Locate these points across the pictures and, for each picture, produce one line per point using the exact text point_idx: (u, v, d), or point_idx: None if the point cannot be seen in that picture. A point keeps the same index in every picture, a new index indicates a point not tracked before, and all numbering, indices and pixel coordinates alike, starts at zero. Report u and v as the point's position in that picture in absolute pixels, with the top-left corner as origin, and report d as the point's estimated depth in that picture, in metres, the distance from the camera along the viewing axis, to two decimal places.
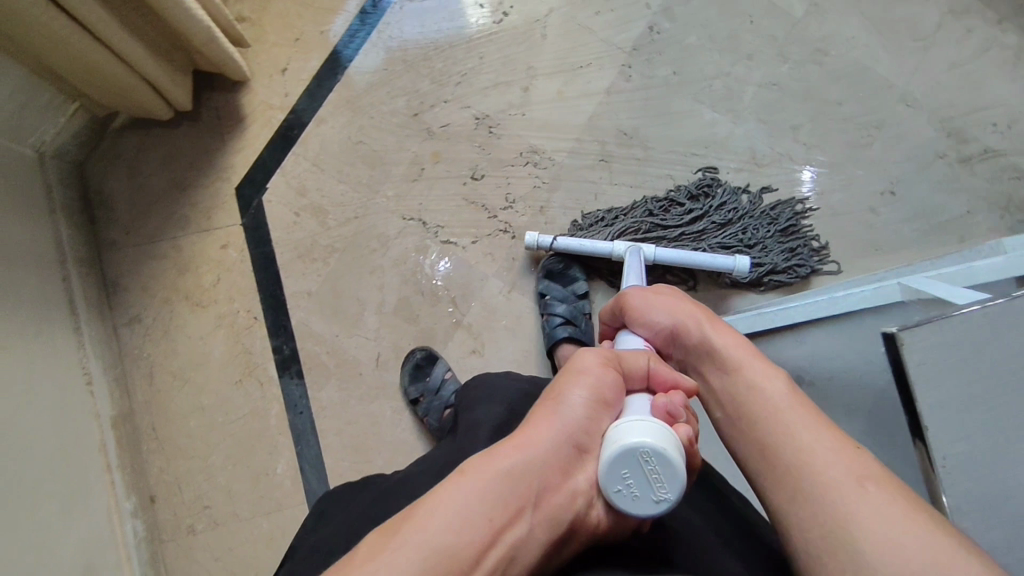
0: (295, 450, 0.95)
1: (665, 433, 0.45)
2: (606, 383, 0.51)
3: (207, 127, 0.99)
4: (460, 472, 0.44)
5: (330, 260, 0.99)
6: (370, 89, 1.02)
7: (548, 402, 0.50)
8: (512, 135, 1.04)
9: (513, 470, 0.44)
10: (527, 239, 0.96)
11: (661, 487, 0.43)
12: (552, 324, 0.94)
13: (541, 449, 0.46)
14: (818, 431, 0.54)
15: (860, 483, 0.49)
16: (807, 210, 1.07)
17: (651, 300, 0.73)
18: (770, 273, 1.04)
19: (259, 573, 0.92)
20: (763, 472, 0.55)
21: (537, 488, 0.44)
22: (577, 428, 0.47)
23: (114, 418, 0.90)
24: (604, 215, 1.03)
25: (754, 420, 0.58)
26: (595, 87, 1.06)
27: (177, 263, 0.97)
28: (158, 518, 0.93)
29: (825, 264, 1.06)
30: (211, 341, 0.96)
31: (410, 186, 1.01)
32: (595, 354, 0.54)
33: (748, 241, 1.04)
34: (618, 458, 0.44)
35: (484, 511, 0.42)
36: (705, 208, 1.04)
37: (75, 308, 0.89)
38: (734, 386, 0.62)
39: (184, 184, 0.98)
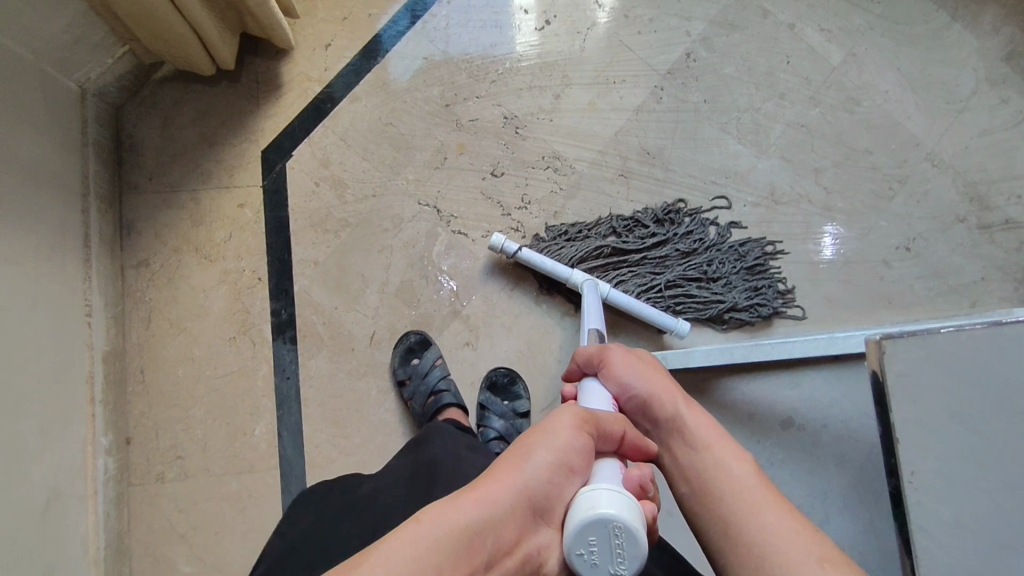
0: (276, 415, 0.95)
1: (635, 510, 0.47)
2: (575, 447, 0.53)
3: (245, 90, 1.01)
4: (416, 518, 0.45)
5: (341, 234, 1.00)
6: (407, 76, 1.04)
7: (516, 456, 0.51)
8: (537, 138, 1.05)
9: (470, 526, 0.45)
10: (493, 241, 0.96)
11: (621, 562, 0.46)
12: (485, 438, 0.96)
13: (501, 507, 0.47)
14: (783, 513, 0.58)
15: (820, 564, 0.52)
16: (778, 252, 1.07)
17: (630, 362, 0.76)
18: (730, 310, 1.04)
19: (221, 530, 0.92)
20: (725, 544, 0.59)
21: (490, 547, 0.45)
22: (539, 491, 0.49)
23: (106, 353, 0.91)
24: (569, 229, 1.04)
25: (721, 498, 0.61)
26: (626, 104, 1.08)
27: (193, 215, 0.98)
28: (131, 460, 0.93)
29: (789, 308, 1.06)
30: (212, 294, 0.97)
31: (431, 173, 1.02)
32: (570, 413, 0.56)
33: (711, 274, 1.05)
34: (588, 523, 0.46)
35: (434, 561, 0.42)
36: (672, 235, 1.05)
37: (88, 238, 0.91)
38: (703, 463, 0.65)
39: (213, 140, 1.00)
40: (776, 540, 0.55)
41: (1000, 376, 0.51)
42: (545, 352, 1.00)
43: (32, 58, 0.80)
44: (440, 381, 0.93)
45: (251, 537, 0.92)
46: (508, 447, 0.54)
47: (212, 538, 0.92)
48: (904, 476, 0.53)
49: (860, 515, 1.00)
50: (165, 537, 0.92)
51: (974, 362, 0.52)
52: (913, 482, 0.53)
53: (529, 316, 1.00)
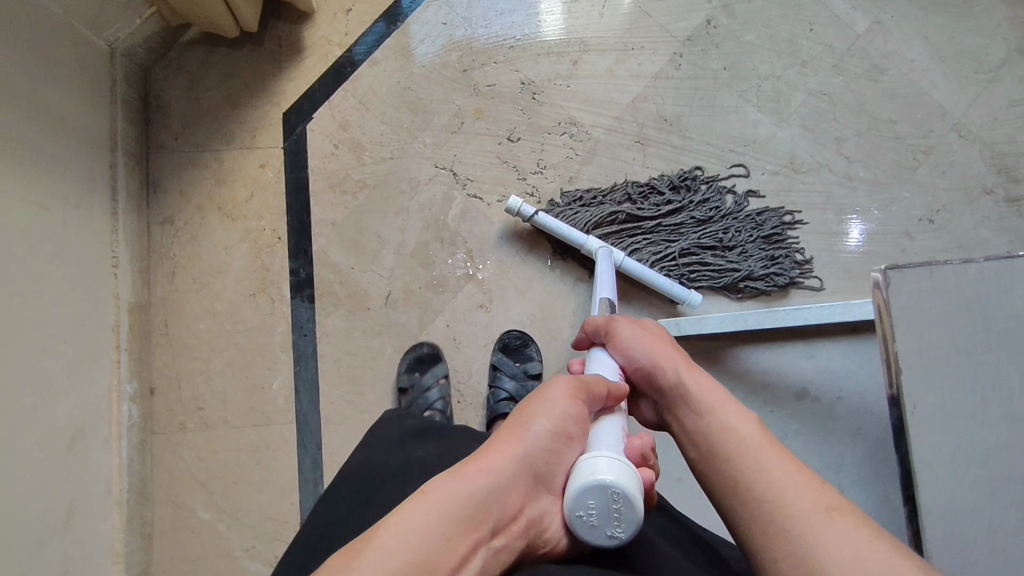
0: (293, 370, 0.98)
1: (634, 477, 0.50)
2: (571, 416, 0.56)
3: (268, 53, 1.03)
4: (424, 491, 0.50)
5: (359, 195, 1.02)
6: (425, 43, 1.05)
7: (515, 428, 0.55)
8: (554, 104, 1.06)
9: (475, 495, 0.50)
10: (509, 203, 0.96)
11: (618, 526, 0.49)
12: (496, 398, 0.95)
13: (504, 476, 0.52)
14: (789, 472, 0.57)
15: (828, 513, 0.53)
16: (796, 221, 1.06)
17: (635, 332, 0.75)
18: (745, 279, 1.03)
19: (238, 481, 0.95)
20: (737, 503, 0.58)
21: (496, 513, 0.50)
22: (538, 458, 0.53)
23: (132, 305, 0.94)
24: (583, 195, 1.04)
25: (729, 459, 0.61)
26: (643, 71, 1.07)
27: (216, 173, 1.01)
28: (154, 409, 0.96)
29: (806, 278, 1.05)
30: (234, 252, 0.99)
31: (448, 137, 1.04)
32: (564, 383, 0.59)
33: (727, 242, 1.04)
34: (589, 489, 0.49)
35: (445, 529, 0.47)
36: (688, 203, 1.04)
37: (116, 193, 0.94)
38: (708, 427, 0.64)
39: (237, 102, 1.02)
40: (784, 493, 0.56)
41: (992, 317, 0.56)
42: (558, 316, 1.00)
43: (63, 15, 0.83)
44: (438, 401, 0.94)
45: (267, 487, 0.95)
46: (507, 420, 0.58)
47: (230, 487, 0.95)
48: (908, 409, 0.57)
49: (873, 487, 1.00)
50: (186, 485, 0.95)
51: (971, 301, 0.56)
52: (915, 414, 0.57)
53: (542, 280, 1.01)
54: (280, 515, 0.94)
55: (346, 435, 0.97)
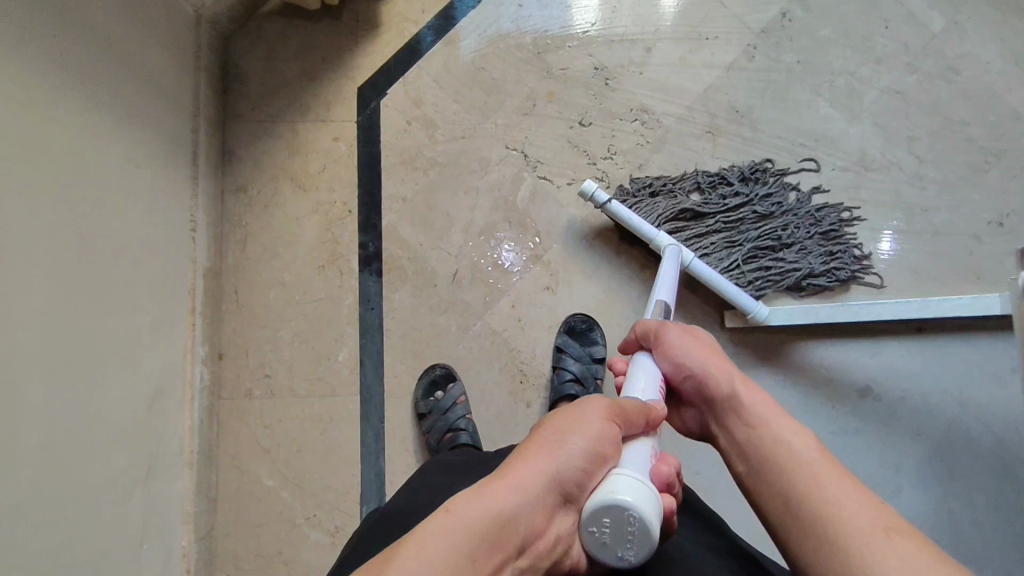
0: (359, 343, 0.98)
1: (652, 501, 0.49)
2: (607, 437, 0.53)
3: (345, 28, 1.04)
4: (449, 508, 0.47)
5: (429, 172, 1.02)
6: (501, 26, 1.05)
7: (548, 444, 0.52)
8: (625, 90, 1.05)
9: (503, 514, 0.47)
10: (584, 187, 0.95)
11: (628, 548, 0.48)
12: (561, 379, 0.94)
13: (533, 496, 0.48)
14: (851, 492, 0.55)
15: (886, 534, 0.51)
16: (853, 218, 1.04)
17: (686, 339, 0.73)
18: (806, 277, 0.99)
19: (302, 450, 0.96)
20: (792, 521, 0.56)
21: (522, 535, 0.47)
22: (569, 478, 0.50)
23: (206, 270, 0.96)
24: (654, 181, 1.03)
25: (784, 472, 0.59)
26: (716, 61, 1.07)
27: (291, 145, 1.02)
28: (223, 373, 0.98)
29: (867, 274, 1.02)
30: (305, 223, 1.01)
31: (519, 119, 1.04)
32: (601, 404, 0.56)
33: (787, 239, 1.00)
34: (605, 505, 0.48)
35: (468, 551, 0.44)
36: (749, 197, 1.01)
37: (196, 158, 0.95)
38: (760, 442, 0.63)
39: (314, 75, 1.03)
40: (842, 511, 0.53)
41: None
42: (621, 303, 1.00)
43: None
44: (460, 419, 0.93)
45: (330, 457, 0.96)
46: (536, 435, 0.54)
47: (294, 456, 0.96)
48: None
49: (931, 490, 0.99)
50: (251, 451, 0.96)
51: None
52: None
53: (607, 266, 1.01)
54: (341, 486, 0.95)
55: (409, 410, 0.97)
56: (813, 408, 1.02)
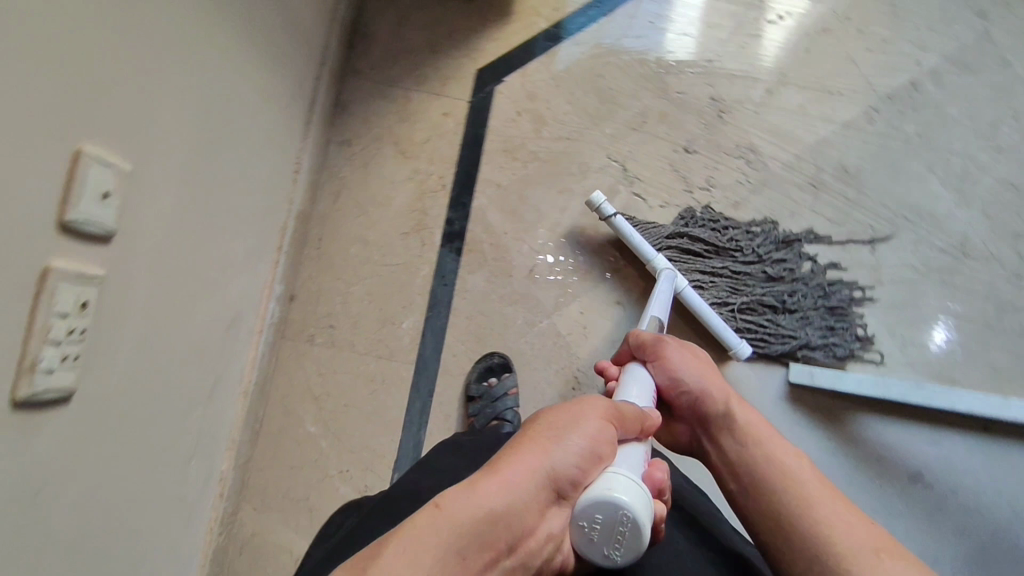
0: (425, 314, 1.00)
1: (646, 504, 0.46)
2: (604, 435, 0.49)
3: (478, 10, 1.07)
4: (437, 505, 0.42)
5: (528, 166, 1.03)
6: (623, 43, 1.07)
7: (544, 440, 0.47)
8: (737, 126, 1.05)
9: (494, 511, 0.41)
10: (593, 198, 0.95)
11: (616, 548, 0.46)
12: None
13: (527, 494, 0.43)
14: (842, 517, 0.56)
15: (876, 554, 0.52)
16: (866, 298, 1.00)
17: (685, 355, 0.73)
18: (802, 348, 0.98)
19: (349, 405, 0.98)
20: (780, 545, 0.58)
21: (514, 534, 0.42)
22: (564, 474, 0.46)
23: (299, 212, 0.99)
24: (721, 221, 1.01)
25: (772, 494, 0.61)
26: (835, 116, 1.06)
27: (401, 111, 1.04)
28: (290, 314, 1.00)
29: (866, 352, 0.99)
30: (398, 189, 1.03)
31: (627, 132, 1.04)
32: (599, 403, 0.52)
33: (790, 305, 0.98)
34: (599, 502, 0.45)
35: (456, 554, 0.40)
36: (762, 256, 1.00)
37: (313, 105, 0.98)
38: (753, 460, 0.65)
39: (438, 49, 1.06)
40: (835, 531, 0.55)
41: None
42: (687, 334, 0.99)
43: None
44: (507, 411, 0.93)
45: (374, 418, 0.98)
46: (530, 431, 0.48)
47: (341, 408, 0.98)
48: None
49: None
50: (301, 394, 0.98)
51: None
52: None
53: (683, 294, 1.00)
54: (379, 449, 0.97)
55: (458, 390, 0.98)
56: (859, 484, 0.98)
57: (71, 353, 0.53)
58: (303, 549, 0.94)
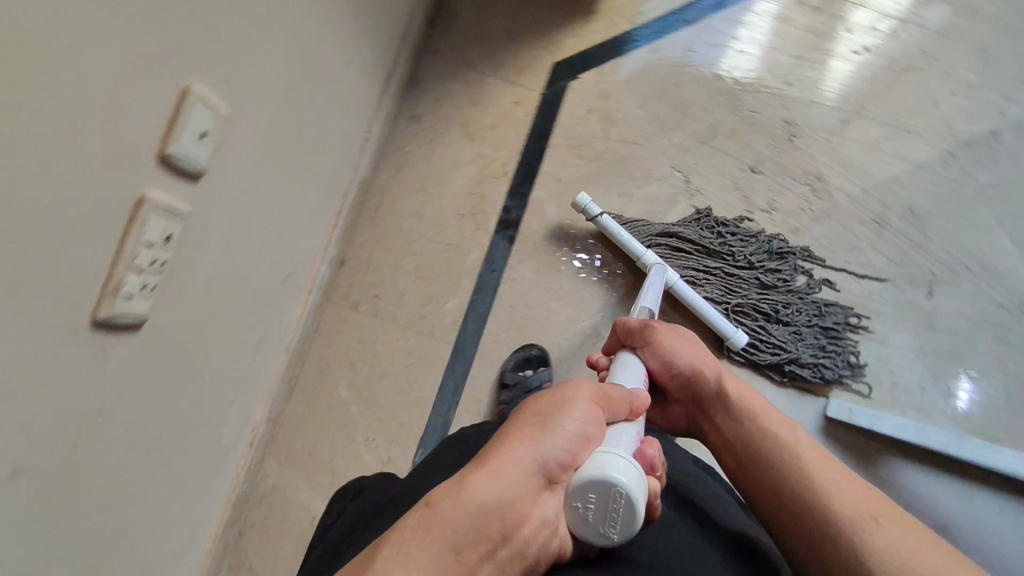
0: (470, 297, 1.00)
1: (640, 481, 0.44)
2: (592, 419, 0.47)
3: (563, 6, 1.09)
4: (426, 504, 0.39)
5: (592, 164, 1.03)
6: (693, 60, 1.07)
7: (529, 427, 0.44)
8: (807, 152, 1.03)
9: (485, 503, 0.39)
10: (579, 198, 0.96)
11: (612, 526, 0.43)
12: None
13: (518, 483, 0.41)
14: (839, 485, 0.57)
15: (874, 518, 0.53)
16: (861, 325, 0.98)
17: (675, 339, 0.72)
18: (791, 363, 0.96)
19: (384, 376, 0.99)
20: (788, 523, 0.58)
21: (509, 526, 0.40)
22: (555, 460, 0.43)
23: (362, 180, 1.00)
24: (719, 226, 1.00)
25: (773, 471, 0.60)
26: (909, 156, 1.04)
27: (473, 93, 1.05)
28: (339, 279, 1.02)
29: (854, 380, 0.97)
30: (460, 170, 1.03)
31: (694, 144, 1.04)
32: (586, 386, 0.50)
33: (780, 317, 0.97)
34: (590, 481, 0.43)
35: (450, 553, 0.37)
36: (755, 264, 0.99)
37: (390, 77, 1.00)
38: (749, 436, 0.65)
39: (518, 38, 1.07)
40: (834, 499, 0.55)
41: None
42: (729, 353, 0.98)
43: None
44: None
45: (407, 393, 0.98)
46: (514, 418, 0.46)
47: (376, 378, 0.99)
48: None
49: None
50: (338, 358, 1.00)
51: None
52: None
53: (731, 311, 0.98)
54: (408, 423, 0.97)
55: (493, 377, 0.98)
56: None
57: (150, 284, 0.56)
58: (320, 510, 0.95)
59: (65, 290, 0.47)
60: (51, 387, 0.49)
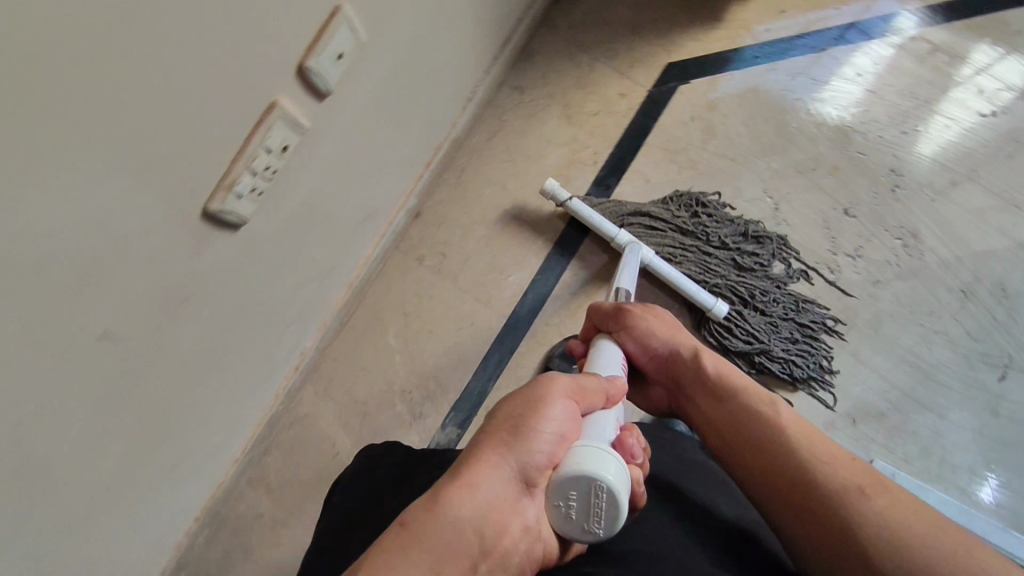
0: (534, 275, 1.00)
1: (620, 471, 0.44)
2: (570, 415, 0.45)
3: (686, 12, 1.10)
4: (398, 526, 0.37)
5: (683, 171, 1.01)
6: (798, 88, 1.06)
7: (502, 431, 0.43)
8: (907, 206, 0.99)
9: (458, 518, 0.38)
10: (546, 184, 0.95)
11: (597, 522, 0.43)
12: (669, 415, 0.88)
13: (493, 494, 0.40)
14: (825, 458, 0.54)
15: (864, 492, 0.51)
16: (836, 328, 0.94)
17: (649, 318, 0.71)
18: (762, 355, 0.92)
19: (432, 333, 0.99)
20: (777, 505, 0.55)
21: (486, 538, 0.39)
22: (532, 464, 0.42)
23: (455, 138, 1.02)
24: (697, 205, 0.98)
25: (757, 448, 0.58)
26: (1015, 233, 0.97)
27: (581, 78, 1.06)
28: (410, 230, 1.03)
29: (822, 388, 0.92)
30: (552, 148, 1.04)
31: (792, 173, 1.01)
32: (563, 378, 0.48)
33: (754, 304, 0.94)
34: (570, 477, 0.42)
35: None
36: (731, 246, 0.96)
37: (505, 46, 1.03)
38: (730, 413, 0.62)
39: (636, 34, 1.08)
40: (825, 476, 0.53)
41: None
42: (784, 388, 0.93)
43: None
44: None
45: (450, 354, 0.98)
46: (485, 421, 0.44)
47: (424, 334, 0.99)
48: None
49: None
50: (393, 306, 1.00)
51: None
52: None
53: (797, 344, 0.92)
54: (445, 385, 0.96)
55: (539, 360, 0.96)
56: None
57: (259, 188, 0.58)
58: (343, 449, 0.95)
59: (194, 156, 0.50)
60: (144, 241, 0.50)
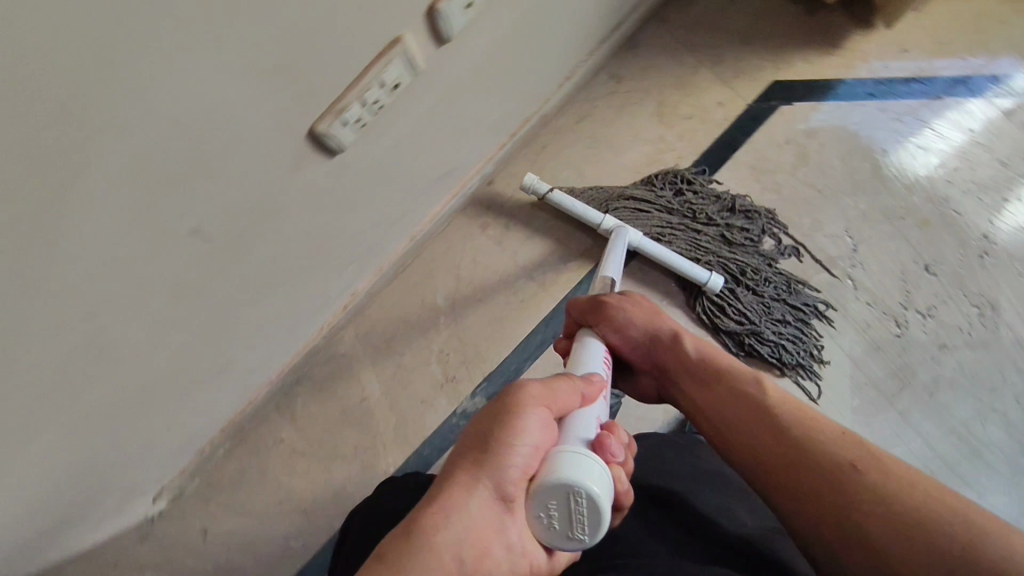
0: (592, 265, 0.99)
1: (598, 472, 0.41)
2: (543, 422, 0.43)
3: (803, 31, 1.06)
4: (377, 558, 0.38)
5: (766, 193, 0.99)
6: (905, 129, 1.02)
7: (470, 450, 0.41)
8: (993, 276, 0.95)
9: (433, 545, 0.37)
10: (524, 180, 0.95)
11: (580, 529, 0.41)
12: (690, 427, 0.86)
13: (469, 517, 0.39)
14: (810, 437, 0.52)
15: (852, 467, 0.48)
16: (824, 317, 0.93)
17: (628, 309, 0.69)
18: (752, 337, 0.90)
19: (479, 300, 0.98)
20: (769, 491, 0.52)
21: (465, 561, 0.38)
22: (507, 479, 0.40)
23: (544, 114, 1.02)
24: (685, 180, 0.98)
25: (746, 437, 0.55)
26: None
27: (682, 78, 1.04)
28: (480, 196, 1.03)
29: (807, 379, 0.91)
30: (637, 143, 1.02)
31: (878, 217, 0.98)
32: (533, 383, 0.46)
33: (747, 281, 0.93)
34: (546, 488, 0.40)
35: None
36: (720, 221, 0.96)
37: (613, 32, 1.02)
38: (720, 402, 0.60)
39: (747, 44, 1.06)
40: (812, 456, 0.50)
41: None
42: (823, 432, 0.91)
43: None
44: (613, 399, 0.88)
45: (494, 325, 0.97)
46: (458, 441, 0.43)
47: (472, 300, 0.98)
48: None
49: None
50: (448, 266, 1.00)
51: None
52: None
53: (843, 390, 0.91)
54: (483, 354, 0.96)
55: None
56: None
57: (364, 120, 0.58)
58: (371, 394, 0.96)
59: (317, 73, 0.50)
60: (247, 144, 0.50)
